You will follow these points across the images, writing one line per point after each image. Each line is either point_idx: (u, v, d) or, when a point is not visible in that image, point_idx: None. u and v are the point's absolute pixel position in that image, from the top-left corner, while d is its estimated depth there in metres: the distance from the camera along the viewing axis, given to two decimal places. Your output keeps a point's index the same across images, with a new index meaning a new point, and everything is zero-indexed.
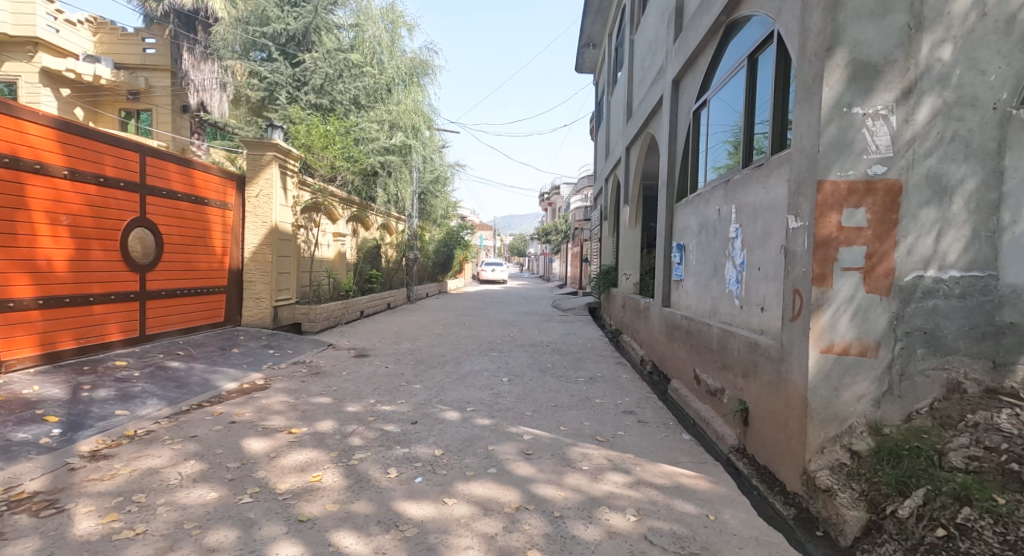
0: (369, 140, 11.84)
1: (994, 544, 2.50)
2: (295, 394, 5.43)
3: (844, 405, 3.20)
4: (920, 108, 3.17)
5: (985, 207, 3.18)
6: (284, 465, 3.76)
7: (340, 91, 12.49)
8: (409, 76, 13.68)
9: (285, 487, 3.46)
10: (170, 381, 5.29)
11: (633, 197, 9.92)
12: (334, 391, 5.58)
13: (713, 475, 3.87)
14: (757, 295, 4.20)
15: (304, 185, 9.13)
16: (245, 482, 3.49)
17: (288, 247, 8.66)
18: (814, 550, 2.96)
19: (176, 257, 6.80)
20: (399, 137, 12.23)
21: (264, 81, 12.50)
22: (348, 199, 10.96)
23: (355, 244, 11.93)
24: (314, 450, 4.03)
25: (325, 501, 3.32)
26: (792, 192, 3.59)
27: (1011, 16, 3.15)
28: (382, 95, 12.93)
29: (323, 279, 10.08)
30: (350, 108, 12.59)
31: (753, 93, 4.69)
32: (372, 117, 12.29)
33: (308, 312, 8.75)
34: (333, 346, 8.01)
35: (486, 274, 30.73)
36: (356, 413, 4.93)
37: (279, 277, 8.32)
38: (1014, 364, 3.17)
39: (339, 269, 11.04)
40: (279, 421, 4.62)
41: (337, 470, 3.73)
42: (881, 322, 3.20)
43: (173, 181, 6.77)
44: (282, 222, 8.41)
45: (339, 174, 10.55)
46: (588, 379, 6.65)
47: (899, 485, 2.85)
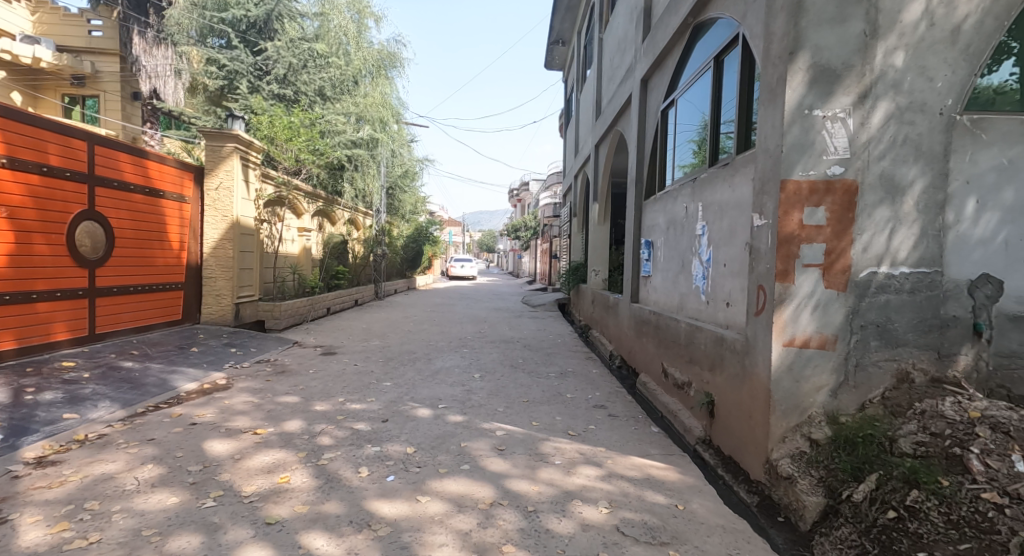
0: (335, 133, 11.66)
1: (940, 524, 2.66)
2: (260, 393, 5.36)
3: (804, 395, 3.36)
4: (874, 112, 3.34)
5: (933, 206, 3.36)
6: (250, 467, 3.73)
7: (305, 82, 12.34)
8: (376, 68, 13.64)
9: (251, 489, 3.44)
10: (123, 382, 5.16)
11: (601, 194, 10.07)
12: (302, 390, 5.54)
13: (682, 466, 4.01)
14: (723, 290, 4.34)
15: (267, 178, 8.99)
16: (207, 485, 3.45)
17: (250, 242, 8.49)
18: (776, 535, 3.10)
19: (129, 251, 6.63)
20: (366, 130, 12.04)
21: (223, 68, 12.21)
22: (313, 193, 10.81)
23: (320, 240, 11.78)
24: (281, 451, 4.00)
25: (295, 502, 3.31)
26: (756, 190, 3.73)
27: (957, 26, 3.33)
28: (348, 86, 12.90)
29: (287, 275, 9.92)
30: (315, 99, 12.46)
31: (719, 93, 4.84)
32: (338, 109, 12.16)
33: (272, 309, 8.60)
34: (300, 344, 7.91)
35: (455, 270, 30.67)
36: (325, 412, 4.90)
37: (240, 273, 8.16)
38: (957, 354, 3.38)
39: (304, 265, 10.88)
40: (244, 422, 4.57)
41: (306, 470, 3.71)
42: (839, 315, 3.37)
43: (124, 171, 6.58)
44: (243, 216, 8.24)
45: (304, 168, 10.30)
46: (559, 374, 6.75)
47: (854, 471, 3.00)
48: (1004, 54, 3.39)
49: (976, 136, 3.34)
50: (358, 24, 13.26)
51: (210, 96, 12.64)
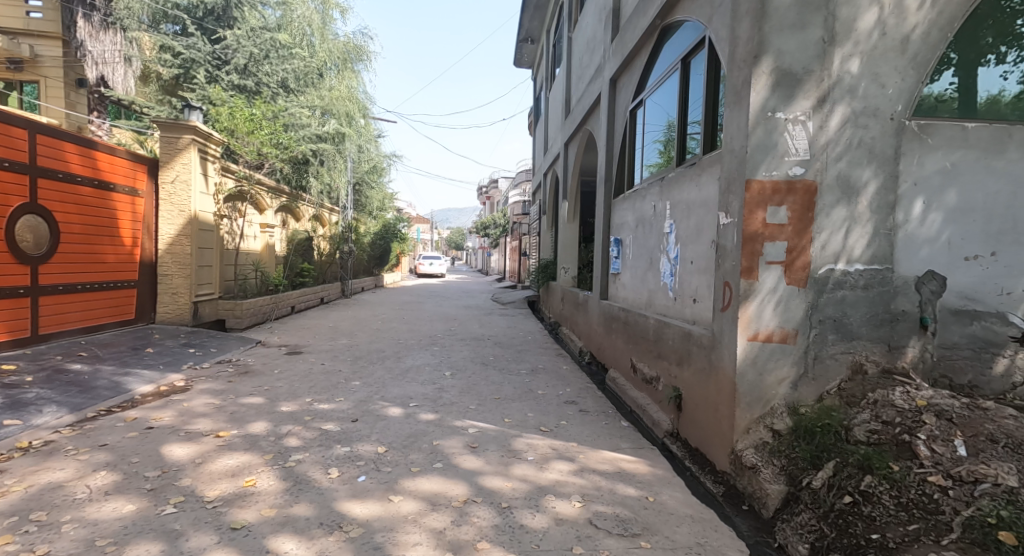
0: (300, 126, 11.46)
1: (892, 507, 2.78)
2: (222, 395, 5.27)
3: (767, 388, 3.52)
4: (832, 116, 3.51)
5: (885, 206, 3.54)
6: (213, 471, 3.68)
7: (266, 73, 12.07)
8: (341, 61, 13.50)
9: (214, 494, 3.40)
10: (71, 385, 5.00)
11: (571, 192, 10.16)
12: (267, 391, 5.47)
13: (651, 459, 4.14)
14: (690, 287, 4.48)
15: (227, 172, 8.81)
16: (167, 492, 3.40)
17: (209, 238, 8.30)
18: (740, 522, 3.25)
19: (75, 248, 6.43)
20: (332, 125, 11.87)
21: (179, 56, 11.82)
22: (276, 188, 10.67)
23: (284, 236, 11.63)
24: (246, 454, 3.96)
25: (261, 506, 3.29)
26: (722, 190, 3.87)
27: (906, 36, 3.52)
28: (313, 78, 12.74)
29: (249, 273, 9.74)
30: (278, 91, 12.24)
31: (686, 94, 4.96)
32: (303, 102, 11.93)
33: (233, 308, 8.43)
34: (264, 343, 7.80)
35: (425, 268, 30.64)
36: (291, 412, 4.86)
37: (199, 270, 7.98)
38: (906, 347, 3.58)
39: (267, 262, 10.74)
40: (205, 425, 4.49)
41: (273, 473, 3.69)
42: (799, 311, 3.53)
43: (71, 162, 6.38)
44: (202, 211, 8.03)
45: (267, 161, 10.06)
46: (530, 371, 6.83)
47: (813, 459, 3.16)
48: (945, 64, 3.59)
49: (922, 141, 3.53)
50: (322, 15, 12.98)
51: (163, 85, 12.28)
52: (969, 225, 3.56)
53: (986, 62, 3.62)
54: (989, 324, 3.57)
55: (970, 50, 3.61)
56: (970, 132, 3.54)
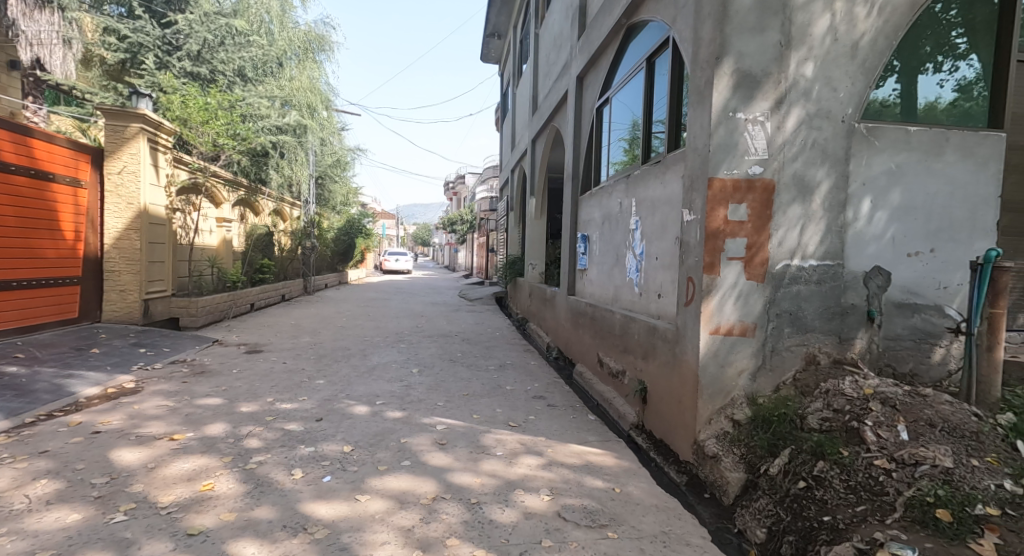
0: (257, 117, 11.16)
1: (842, 490, 2.90)
2: (177, 397, 5.14)
3: (727, 379, 3.65)
4: (788, 118, 3.65)
5: (836, 205, 3.71)
6: (167, 476, 3.60)
7: (222, 60, 11.58)
8: (302, 50, 13.27)
9: (169, 500, 3.32)
10: (8, 390, 4.78)
11: (538, 189, 10.25)
12: (225, 391, 5.35)
13: (617, 451, 4.25)
14: (655, 283, 4.60)
15: (179, 163, 8.56)
16: (116, 499, 3.30)
17: (161, 233, 8.05)
18: (702, 510, 3.38)
19: (12, 242, 6.17)
20: (293, 116, 11.66)
21: (125, 40, 10.92)
22: (234, 181, 10.49)
23: (242, 231, 11.52)
24: (202, 457, 3.87)
25: (220, 510, 3.24)
26: (686, 187, 3.98)
27: (857, 42, 3.68)
28: (272, 68, 12.46)
29: (205, 269, 9.54)
30: (235, 80, 11.83)
31: (651, 93, 5.07)
32: (262, 92, 11.69)
33: (187, 306, 8.19)
34: (221, 342, 7.61)
35: (391, 265, 30.43)
36: (252, 413, 4.79)
37: (150, 266, 7.73)
38: (854, 339, 3.76)
39: (224, 257, 10.61)
40: (158, 428, 4.37)
41: (232, 476, 3.63)
42: (758, 305, 3.67)
43: (4, 151, 6.10)
44: (153, 204, 7.78)
45: (223, 153, 9.70)
46: (498, 367, 6.88)
47: (770, 447, 3.30)
48: (889, 71, 3.81)
49: (870, 142, 3.72)
50: (282, 2, 12.65)
51: (107, 69, 11.19)
52: (912, 223, 3.77)
53: (926, 70, 3.88)
54: (927, 316, 3.82)
55: (913, 58, 3.85)
56: (912, 136, 3.74)
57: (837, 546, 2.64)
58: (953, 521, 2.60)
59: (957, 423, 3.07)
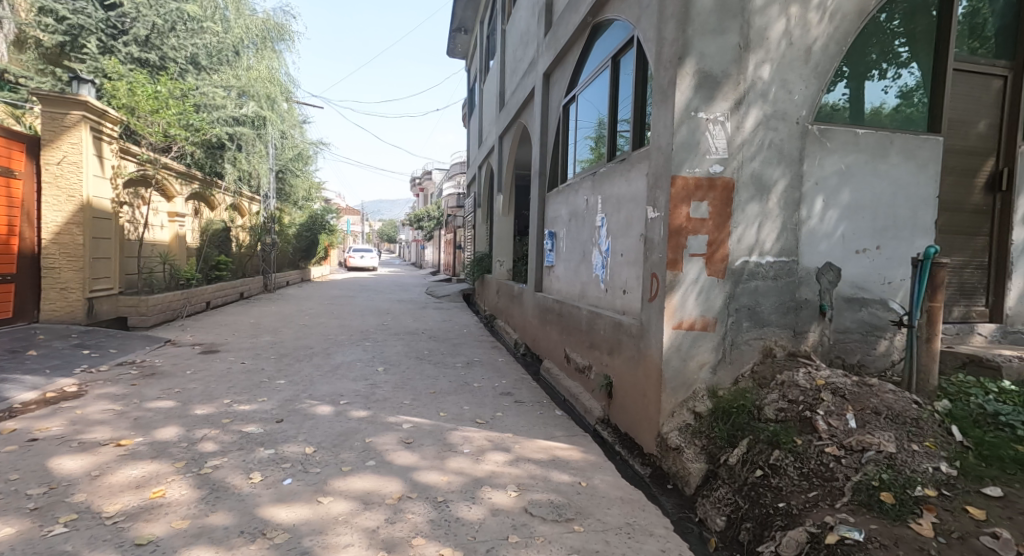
0: (213, 107, 10.91)
1: (796, 477, 3.02)
2: (124, 400, 4.97)
3: (690, 372, 3.76)
4: (747, 118, 3.76)
5: (791, 203, 3.85)
6: (114, 483, 3.48)
7: (173, 46, 10.87)
8: (260, 39, 12.85)
9: (115, 509, 3.21)
10: None
11: (506, 185, 10.28)
12: (177, 394, 5.20)
13: (584, 445, 4.33)
14: (620, 279, 4.68)
15: (127, 154, 8.22)
16: (55, 510, 3.17)
17: (106, 228, 7.75)
18: (665, 501, 3.48)
19: None
20: (251, 107, 11.36)
21: (63, 21, 10.03)
22: (187, 174, 10.16)
23: (197, 226, 11.18)
24: (153, 463, 3.76)
25: (171, 518, 3.15)
26: (650, 185, 4.06)
27: (810, 46, 3.82)
28: (228, 56, 12.00)
29: (155, 266, 9.25)
30: (188, 68, 11.22)
31: (616, 92, 5.16)
32: (216, 82, 11.29)
33: (136, 305, 7.90)
34: (174, 343, 7.37)
35: (355, 261, 29.98)
36: (207, 415, 4.67)
37: (93, 263, 7.43)
38: (808, 331, 3.93)
39: (177, 254, 10.29)
40: (103, 433, 4.22)
41: (185, 481, 3.54)
42: (718, 300, 3.78)
43: None
44: (96, 197, 7.49)
45: (176, 144, 9.20)
46: (465, 364, 6.88)
47: (729, 438, 3.42)
48: (839, 77, 3.97)
49: (823, 144, 3.87)
50: None
51: (44, 53, 10.34)
52: (861, 221, 3.96)
53: (871, 76, 4.08)
54: (874, 310, 4.02)
55: (860, 64, 4.03)
56: (861, 138, 3.92)
57: (791, 532, 2.75)
58: (896, 503, 2.72)
59: (900, 411, 3.24)
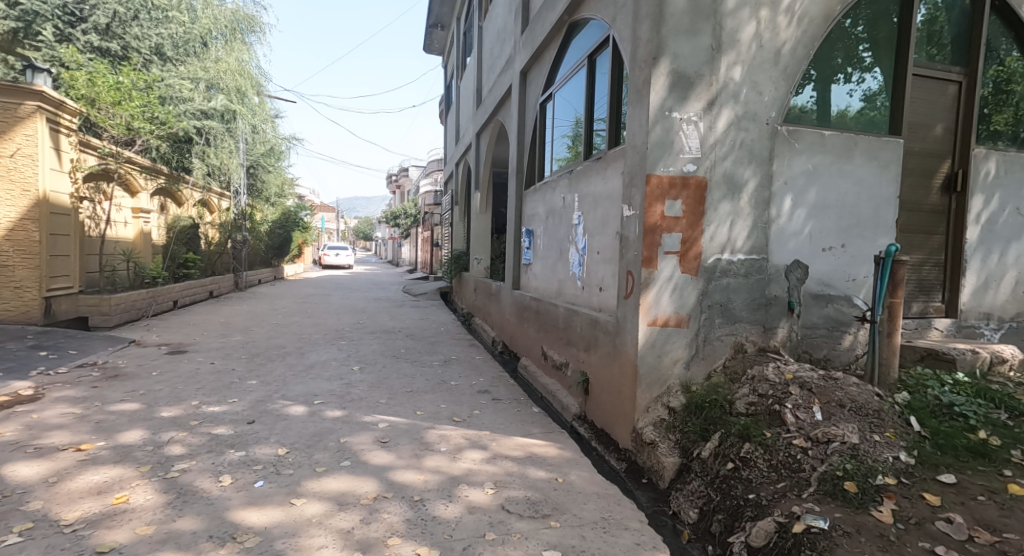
0: (180, 100, 10.70)
1: (765, 469, 3.10)
2: (85, 403, 4.84)
3: (664, 368, 3.82)
4: (719, 118, 3.84)
5: (761, 202, 3.95)
6: (74, 489, 3.39)
7: (136, 36, 10.30)
8: (229, 30, 12.52)
9: (74, 516, 3.12)
10: None
11: (483, 183, 10.27)
12: (142, 396, 5.08)
13: (561, 442, 4.38)
14: (596, 276, 4.74)
15: (87, 148, 7.98)
16: (9, 519, 3.07)
17: (64, 224, 7.52)
18: (640, 495, 3.54)
19: None
20: (220, 100, 11.20)
21: (15, 5, 9.32)
22: (153, 168, 9.89)
23: (162, 223, 10.93)
24: (116, 468, 3.67)
25: (136, 523, 3.07)
26: (625, 183, 4.11)
27: (779, 49, 3.92)
28: (195, 48, 11.61)
29: (119, 264, 9.03)
30: (151, 59, 10.71)
31: (592, 92, 5.21)
32: (184, 73, 10.96)
33: (98, 304, 7.69)
34: (138, 343, 7.19)
35: (330, 259, 29.57)
36: (174, 418, 4.58)
37: (51, 261, 7.22)
38: (777, 327, 4.03)
39: (142, 250, 10.06)
40: (62, 438, 4.10)
41: (150, 486, 3.46)
42: (692, 297, 3.86)
43: None
44: (54, 191, 7.27)
45: (138, 137, 8.77)
46: (442, 362, 6.87)
47: (702, 432, 3.50)
48: (807, 80, 4.08)
49: (791, 144, 3.98)
50: None
51: None
52: (827, 220, 4.08)
53: (837, 80, 4.20)
54: (839, 306, 4.16)
55: (827, 67, 4.15)
56: (827, 139, 4.04)
57: (761, 522, 2.82)
58: (858, 492, 2.82)
59: (863, 403, 3.35)
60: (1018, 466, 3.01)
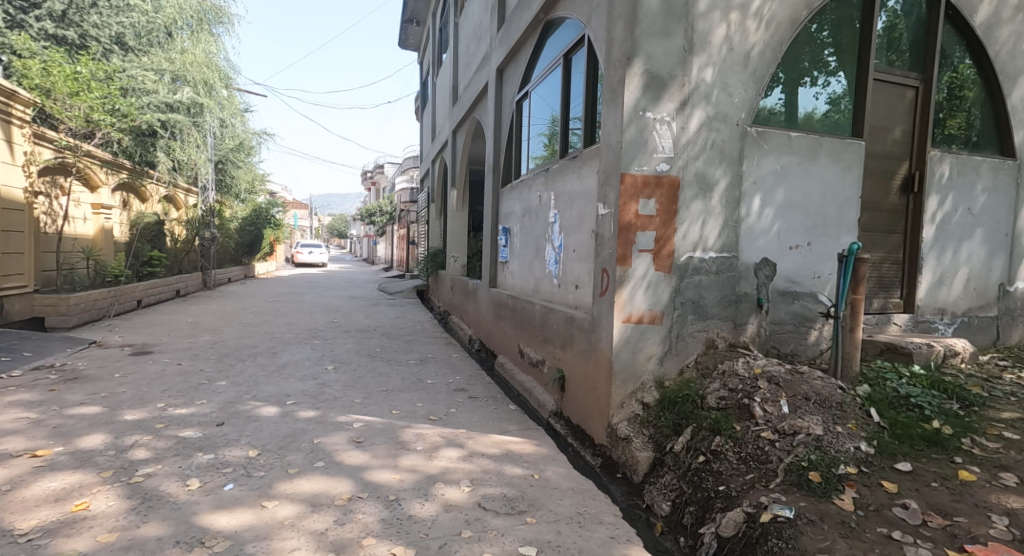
0: (142, 92, 10.18)
1: (735, 461, 3.18)
2: (42, 407, 4.70)
3: (639, 364, 3.89)
4: (691, 119, 3.91)
5: (732, 201, 4.04)
6: (31, 497, 3.29)
7: (95, 24, 10.03)
8: (196, 20, 12.11)
9: (31, 525, 3.03)
10: None
11: (459, 180, 10.25)
12: (104, 399, 4.96)
13: (537, 439, 4.42)
14: (572, 274, 4.78)
15: (42, 141, 7.79)
16: None
17: (18, 220, 7.29)
18: (615, 489, 3.60)
19: None
20: (186, 93, 10.75)
21: None
22: (114, 162, 9.72)
23: (126, 220, 10.70)
24: (75, 474, 3.57)
25: (97, 530, 3.00)
26: (600, 182, 4.16)
27: (749, 52, 4.01)
28: (159, 38, 11.22)
29: (77, 262, 8.81)
30: (111, 48, 10.37)
31: (567, 91, 5.25)
32: (147, 64, 10.61)
33: (55, 303, 7.49)
34: (99, 344, 6.99)
35: (303, 257, 29.11)
36: (138, 421, 4.48)
37: (5, 258, 7.00)
38: (747, 323, 4.13)
39: (103, 248, 9.80)
40: (18, 444, 3.98)
41: (112, 492, 3.38)
42: (665, 294, 3.92)
43: None
44: (7, 185, 7.05)
45: (98, 130, 8.54)
46: (418, 361, 6.85)
47: (675, 426, 3.57)
48: (775, 82, 4.19)
49: (760, 145, 4.08)
50: None
51: None
52: (794, 219, 4.19)
53: (804, 83, 4.32)
54: (805, 303, 4.29)
55: (794, 71, 4.26)
56: (794, 140, 4.15)
57: (730, 513, 2.90)
58: (822, 481, 2.91)
59: (827, 396, 3.46)
60: (969, 454, 3.15)
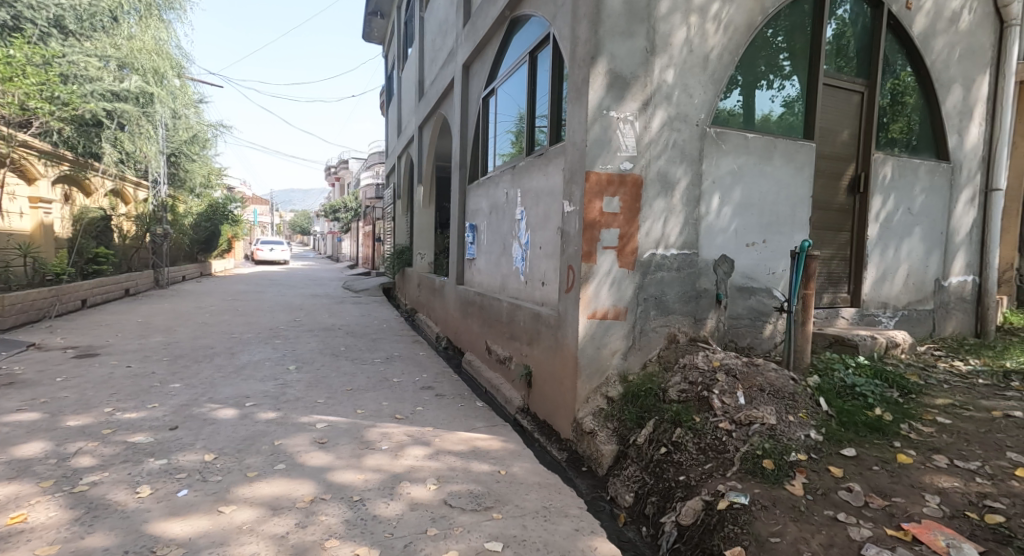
0: (83, 79, 9.71)
1: (695, 452, 3.28)
2: None
3: (603, 359, 3.96)
4: (653, 118, 3.99)
5: (692, 200, 4.15)
6: None
7: (29, 5, 9.39)
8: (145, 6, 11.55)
9: None
10: None
11: (426, 177, 10.17)
12: (45, 404, 4.75)
13: (504, 435, 4.45)
14: (538, 271, 4.83)
15: None
16: None
17: None
18: (580, 482, 3.67)
19: None
20: (134, 81, 10.38)
21: None
22: (53, 153, 9.42)
23: (68, 214, 10.29)
24: (12, 485, 3.42)
25: (37, 543, 2.89)
26: (566, 180, 4.21)
27: (708, 54, 4.12)
28: (103, 23, 10.73)
29: (14, 261, 8.38)
30: (48, 31, 9.75)
31: (533, 89, 5.28)
32: (90, 50, 10.05)
33: None
34: (39, 347, 6.69)
35: (263, 255, 28.35)
36: (83, 427, 4.31)
37: None
38: (706, 318, 4.26)
39: (43, 245, 9.59)
40: None
41: (53, 502, 3.25)
42: (628, 291, 4.01)
43: None
44: None
45: (34, 118, 8.02)
46: (384, 359, 6.80)
47: (637, 419, 3.66)
48: (733, 85, 4.32)
49: (718, 145, 4.20)
50: None
51: None
52: (751, 217, 4.34)
53: (761, 86, 4.47)
54: (762, 298, 4.45)
55: (751, 74, 4.41)
56: (751, 141, 4.30)
57: (689, 502, 3.00)
58: (775, 468, 3.04)
59: (781, 387, 3.59)
60: (907, 438, 3.34)
